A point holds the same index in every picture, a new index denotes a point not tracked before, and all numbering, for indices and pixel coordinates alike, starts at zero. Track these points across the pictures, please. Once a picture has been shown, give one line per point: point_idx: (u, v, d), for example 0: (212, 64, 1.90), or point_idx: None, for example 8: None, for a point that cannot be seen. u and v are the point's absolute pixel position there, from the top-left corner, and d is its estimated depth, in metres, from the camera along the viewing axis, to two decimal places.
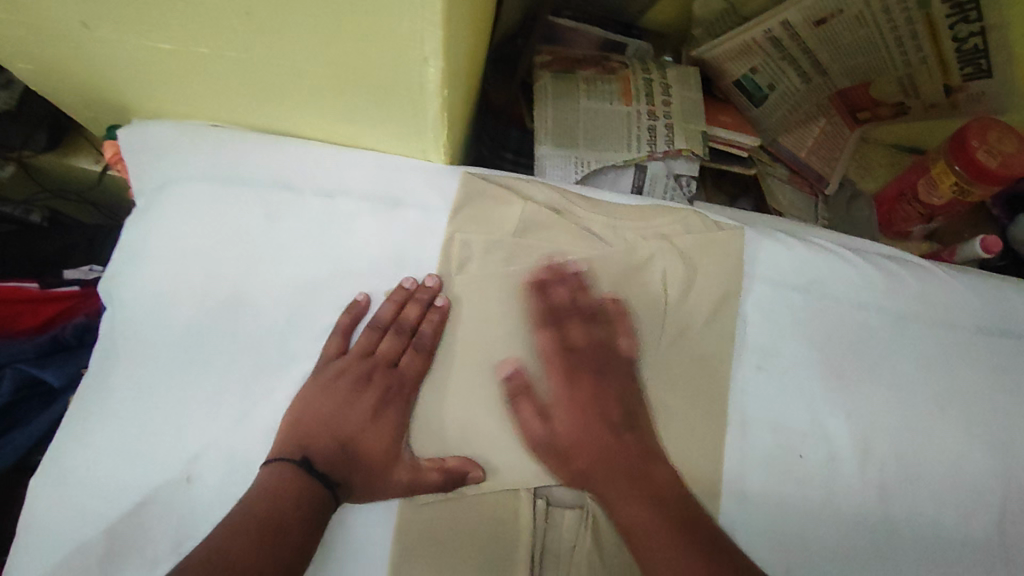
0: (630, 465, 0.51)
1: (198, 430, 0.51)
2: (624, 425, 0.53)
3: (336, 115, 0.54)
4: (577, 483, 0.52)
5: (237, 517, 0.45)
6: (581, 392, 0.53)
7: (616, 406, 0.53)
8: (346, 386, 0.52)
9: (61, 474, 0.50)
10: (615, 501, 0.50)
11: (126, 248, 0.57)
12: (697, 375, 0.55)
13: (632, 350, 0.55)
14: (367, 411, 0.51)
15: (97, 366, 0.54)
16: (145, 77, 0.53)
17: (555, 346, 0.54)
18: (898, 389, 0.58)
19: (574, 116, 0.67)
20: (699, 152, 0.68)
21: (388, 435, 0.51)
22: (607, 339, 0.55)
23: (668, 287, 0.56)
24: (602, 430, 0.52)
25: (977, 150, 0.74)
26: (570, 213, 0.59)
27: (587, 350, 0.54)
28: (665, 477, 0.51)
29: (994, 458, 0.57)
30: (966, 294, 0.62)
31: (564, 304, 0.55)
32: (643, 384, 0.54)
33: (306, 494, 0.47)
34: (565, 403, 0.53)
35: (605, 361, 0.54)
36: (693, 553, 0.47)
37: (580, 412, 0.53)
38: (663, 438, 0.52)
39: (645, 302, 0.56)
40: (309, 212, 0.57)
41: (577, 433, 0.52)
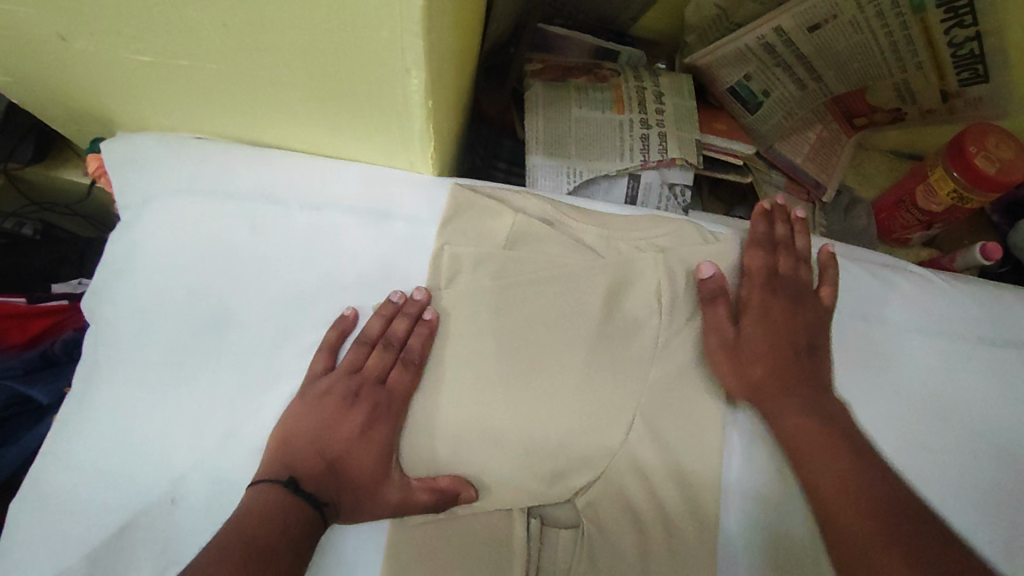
0: (811, 384, 0.53)
1: (182, 449, 0.50)
2: (806, 351, 0.55)
3: (322, 126, 0.53)
4: (751, 394, 0.53)
5: (220, 540, 0.43)
6: (778, 317, 0.55)
7: (806, 332, 0.55)
8: (332, 403, 0.51)
9: (43, 496, 0.49)
10: (782, 415, 0.52)
11: (108, 263, 0.56)
12: (808, 309, 0.56)
13: (833, 294, 0.58)
14: (355, 428, 0.50)
15: (80, 384, 0.53)
16: (127, 90, 0.52)
17: (763, 265, 0.57)
18: (899, 401, 0.57)
19: (565, 125, 0.67)
20: (693, 161, 0.66)
21: (375, 453, 0.50)
22: (806, 280, 0.58)
23: (786, 231, 0.60)
24: (787, 350, 0.54)
25: (976, 156, 0.73)
26: (563, 223, 0.58)
27: (789, 278, 0.58)
28: (835, 407, 0.52)
29: (998, 470, 0.56)
30: (966, 302, 0.61)
31: (778, 235, 0.60)
32: (763, 315, 0.55)
33: (291, 516, 0.45)
34: (754, 326, 0.55)
35: (800, 296, 0.57)
36: (827, 455, 0.49)
37: (768, 330, 0.55)
38: (787, 360, 0.54)
39: (825, 251, 0.60)
40: (296, 225, 0.55)
41: (768, 370, 0.53)
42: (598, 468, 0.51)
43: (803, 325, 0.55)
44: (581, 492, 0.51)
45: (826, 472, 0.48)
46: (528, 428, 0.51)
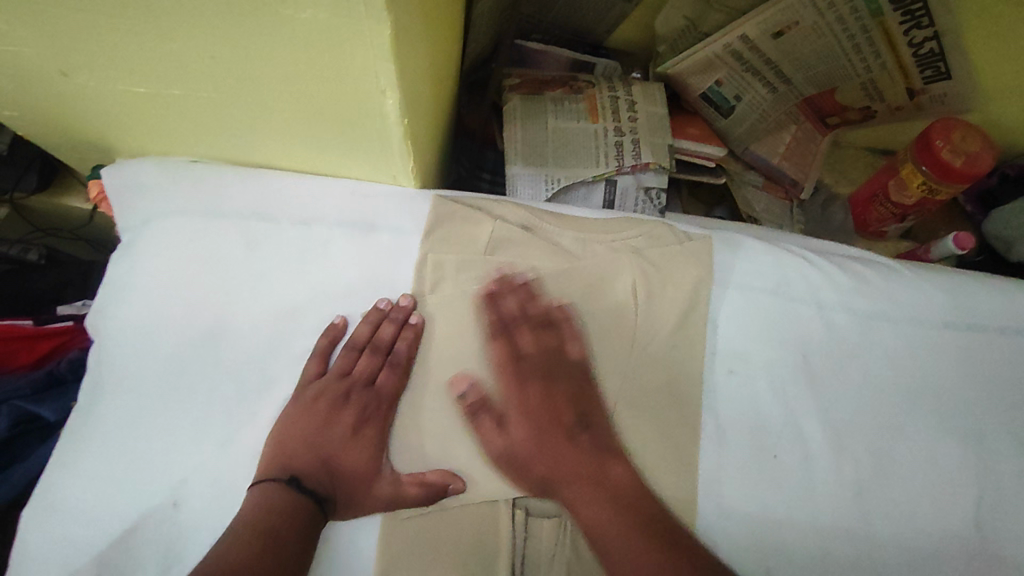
0: (591, 455, 0.53)
1: (184, 456, 0.53)
2: (577, 425, 0.55)
3: (308, 146, 0.56)
4: (538, 485, 0.54)
5: (231, 538, 0.46)
6: (532, 397, 0.56)
7: (569, 405, 0.55)
8: (324, 406, 0.53)
9: (52, 504, 0.52)
10: (578, 496, 0.52)
11: (111, 282, 0.59)
12: (566, 385, 0.56)
13: (582, 351, 0.57)
14: (348, 429, 0.53)
15: (85, 398, 0.55)
16: (126, 119, 0.55)
17: (555, 351, 0.57)
18: (869, 387, 0.59)
19: (542, 135, 0.70)
20: (666, 164, 0.69)
21: (365, 451, 0.52)
22: (630, 341, 0.57)
23: (517, 304, 0.57)
24: (551, 430, 0.55)
25: (941, 150, 0.76)
26: (541, 229, 0.61)
27: (537, 356, 0.56)
28: (619, 474, 0.53)
29: (967, 450, 0.58)
30: (933, 291, 0.63)
31: (519, 310, 0.57)
32: (520, 407, 0.56)
33: (295, 510, 0.48)
34: (518, 415, 0.55)
35: (552, 368, 0.56)
36: (624, 547, 0.49)
37: (533, 421, 0.55)
38: (555, 451, 0.54)
39: (557, 309, 0.58)
40: (287, 240, 0.58)
41: (531, 435, 0.55)
42: (578, 463, 0.54)
43: (562, 401, 0.55)
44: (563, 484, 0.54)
45: (593, 512, 0.51)
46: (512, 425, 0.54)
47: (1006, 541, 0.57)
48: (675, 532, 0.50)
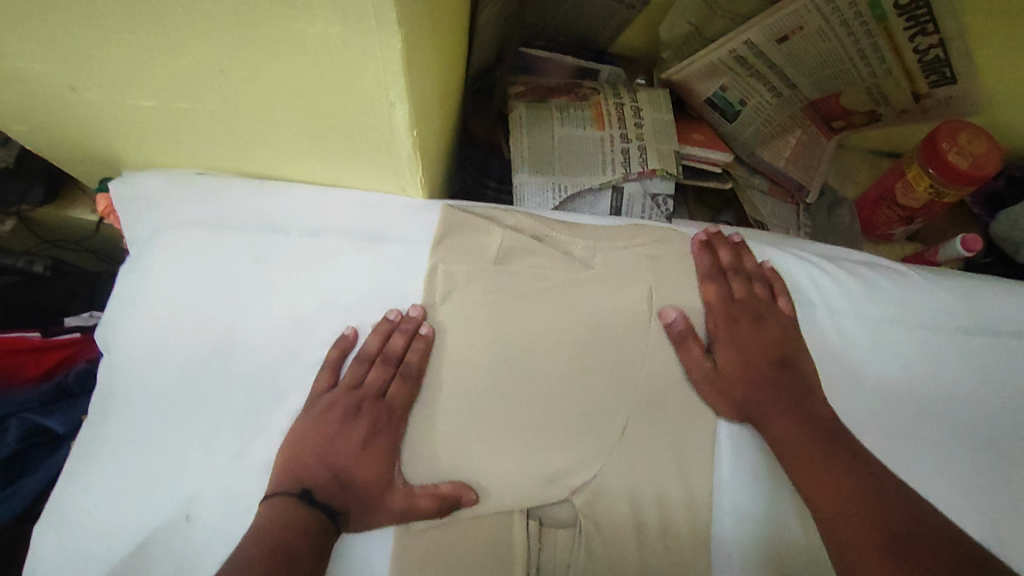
0: (790, 392, 0.55)
1: (195, 470, 0.53)
2: (779, 364, 0.57)
3: (317, 157, 0.56)
4: (739, 411, 0.56)
5: (244, 551, 0.46)
6: (768, 331, 0.59)
7: (775, 346, 0.58)
8: (336, 418, 0.53)
9: (64, 518, 0.52)
10: (772, 419, 0.54)
11: (120, 295, 0.59)
12: (772, 326, 0.59)
13: (791, 306, 0.60)
14: (359, 440, 0.53)
15: (97, 411, 0.56)
16: (135, 133, 0.56)
17: (718, 295, 0.60)
18: (882, 393, 0.59)
19: (549, 143, 0.70)
20: (673, 171, 0.69)
21: (376, 463, 0.52)
22: (763, 296, 0.60)
23: (732, 256, 0.62)
24: (759, 365, 0.57)
25: (948, 152, 0.76)
26: (549, 237, 0.61)
27: (749, 301, 0.59)
28: (821, 411, 0.54)
29: (981, 455, 0.58)
30: (944, 296, 0.63)
31: (724, 261, 0.62)
32: (731, 339, 0.58)
33: (308, 524, 0.48)
34: (723, 339, 0.58)
35: (760, 313, 0.59)
36: (811, 474, 0.51)
37: (743, 355, 0.58)
38: (761, 381, 0.56)
39: (768, 266, 0.63)
40: (296, 251, 0.58)
41: (739, 362, 0.57)
42: (592, 471, 0.54)
43: (769, 340, 0.58)
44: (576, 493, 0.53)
45: (781, 435, 0.53)
46: (524, 434, 0.54)
47: None
48: (881, 478, 0.50)
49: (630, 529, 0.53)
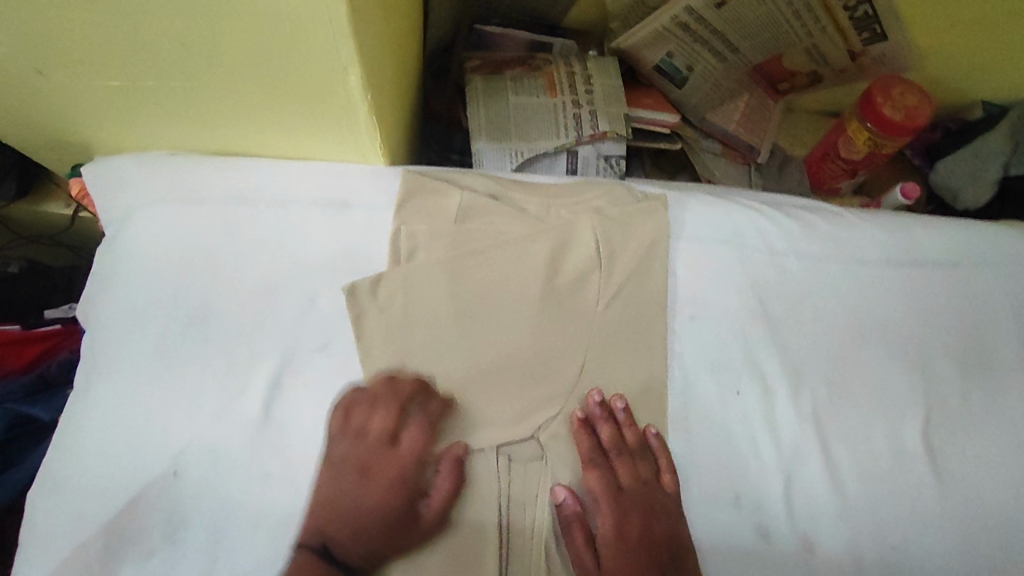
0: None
1: (179, 429, 0.56)
2: (670, 563, 0.54)
3: (280, 128, 0.59)
4: None
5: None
6: (631, 528, 0.56)
7: (666, 538, 0.55)
8: (350, 473, 0.54)
9: (56, 484, 0.55)
10: None
11: (97, 274, 0.61)
12: (661, 513, 0.56)
13: (675, 481, 0.58)
14: (378, 483, 0.54)
15: (79, 385, 0.58)
16: (103, 114, 0.58)
17: (604, 485, 0.57)
18: (822, 323, 0.64)
19: (504, 110, 0.72)
20: (623, 132, 0.72)
21: (389, 497, 0.53)
22: (648, 476, 0.58)
23: (612, 433, 0.58)
24: (648, 564, 0.54)
25: (883, 107, 0.82)
26: (506, 196, 0.64)
27: (635, 489, 0.57)
28: None
29: (914, 375, 0.64)
30: (874, 231, 0.68)
31: (606, 442, 0.58)
32: (620, 539, 0.55)
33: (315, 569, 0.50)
34: (613, 541, 0.55)
35: (652, 504, 0.57)
36: None
37: (626, 547, 0.55)
38: None
39: (653, 435, 0.60)
40: (265, 221, 0.61)
41: (622, 560, 0.54)
42: (554, 408, 0.59)
43: (663, 537, 0.55)
44: (541, 430, 0.59)
45: None
46: (492, 374, 0.60)
47: (950, 453, 0.63)
48: None
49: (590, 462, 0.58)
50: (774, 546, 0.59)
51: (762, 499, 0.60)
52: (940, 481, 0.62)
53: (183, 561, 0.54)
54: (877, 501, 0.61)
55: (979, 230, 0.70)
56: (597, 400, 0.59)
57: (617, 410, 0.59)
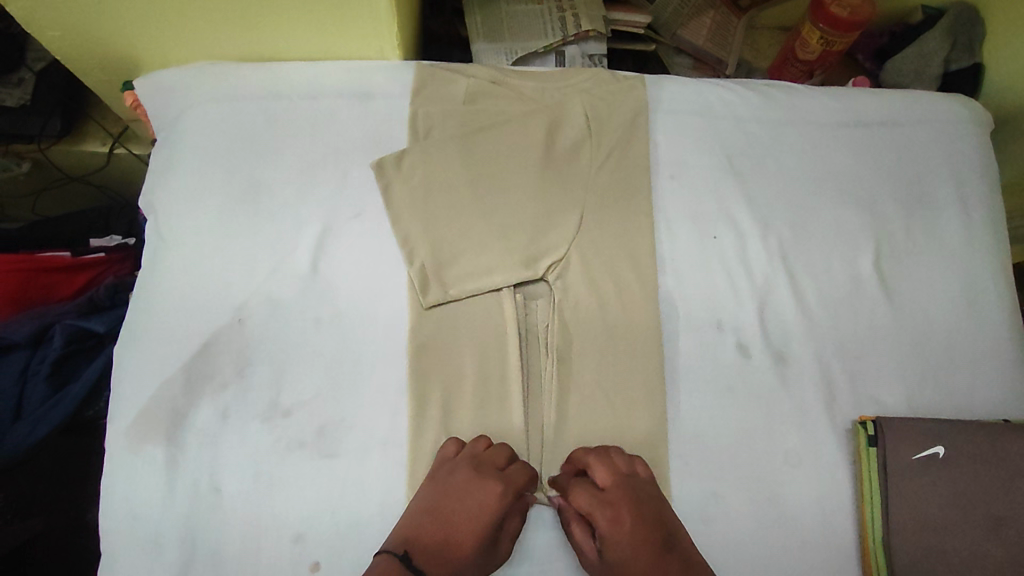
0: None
1: (240, 286, 0.65)
2: (666, 544, 0.56)
3: (310, 24, 0.68)
4: None
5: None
6: (626, 529, 0.57)
7: (655, 528, 0.57)
8: (459, 482, 0.58)
9: (139, 337, 0.64)
10: None
11: (158, 166, 0.70)
12: (652, 507, 0.59)
13: (648, 469, 0.62)
14: (470, 535, 0.56)
15: (150, 259, 0.67)
16: (159, 22, 0.67)
17: (588, 495, 0.59)
18: (784, 178, 0.75)
19: (498, 18, 0.82)
20: (604, 32, 0.82)
21: (479, 535, 0.56)
22: (628, 476, 0.60)
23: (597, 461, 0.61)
24: (647, 552, 0.56)
25: (831, 7, 0.92)
26: (506, 82, 0.74)
27: (619, 489, 0.59)
28: None
29: (865, 215, 0.74)
30: (826, 99, 0.78)
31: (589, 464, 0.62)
32: (618, 535, 0.57)
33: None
34: (613, 537, 0.57)
35: (635, 496, 0.59)
36: None
37: (625, 540, 0.57)
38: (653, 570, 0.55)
39: (643, 464, 0.62)
40: (300, 112, 0.71)
41: (624, 553, 0.56)
42: (560, 253, 0.68)
43: (654, 522, 0.57)
44: (549, 272, 0.68)
45: None
46: (503, 229, 0.69)
47: (902, 279, 0.72)
48: None
49: (592, 298, 0.68)
50: (752, 362, 0.68)
51: (740, 324, 0.69)
52: (893, 302, 0.71)
53: (251, 392, 0.62)
54: (839, 320, 0.71)
55: (921, 97, 0.80)
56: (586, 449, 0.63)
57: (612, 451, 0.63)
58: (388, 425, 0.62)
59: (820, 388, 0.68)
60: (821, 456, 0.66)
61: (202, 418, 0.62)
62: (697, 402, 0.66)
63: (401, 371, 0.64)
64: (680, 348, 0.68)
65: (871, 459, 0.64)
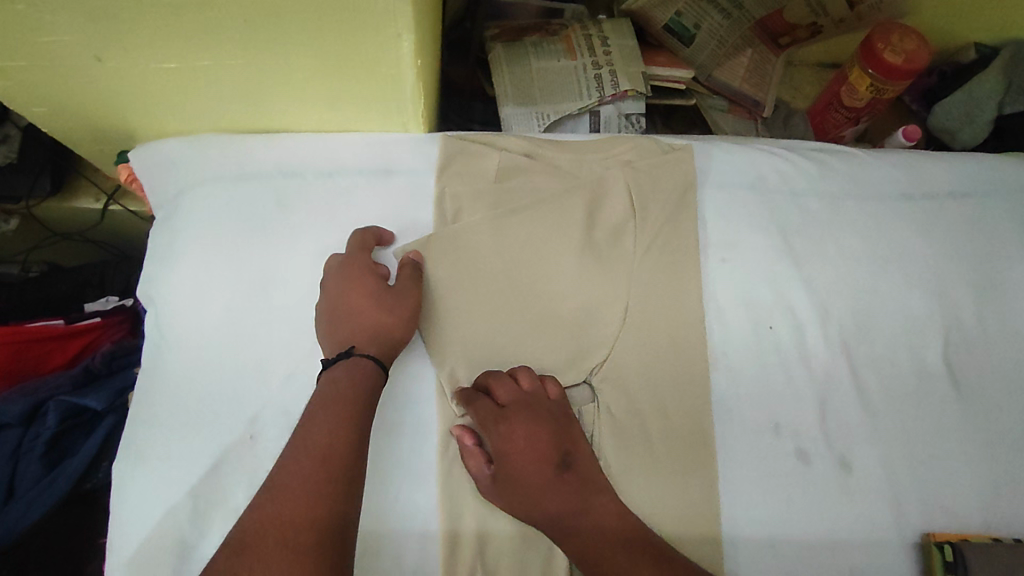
0: (572, 502, 0.53)
1: (252, 395, 0.59)
2: (562, 464, 0.55)
3: (327, 103, 0.62)
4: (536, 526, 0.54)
5: (290, 466, 0.47)
6: (519, 446, 0.55)
7: (553, 448, 0.55)
8: (326, 282, 0.59)
9: (141, 455, 0.57)
10: (576, 538, 0.53)
11: (156, 255, 0.64)
12: (550, 422, 0.56)
13: (557, 387, 0.59)
14: (366, 300, 0.57)
15: (150, 359, 0.61)
16: (158, 100, 0.60)
17: (487, 409, 0.56)
18: (843, 257, 0.68)
19: (528, 76, 0.76)
20: (644, 91, 0.75)
21: (369, 295, 0.57)
22: (530, 391, 0.58)
23: (499, 380, 0.58)
24: (544, 471, 0.54)
25: (883, 52, 0.84)
26: (541, 156, 0.68)
27: (517, 405, 0.56)
28: (607, 507, 0.54)
29: (932, 299, 0.68)
30: (883, 167, 0.72)
31: (483, 377, 0.59)
32: (514, 452, 0.55)
33: (367, 371, 0.54)
34: (507, 456, 0.55)
35: (534, 412, 0.56)
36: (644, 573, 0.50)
37: (518, 460, 0.54)
38: (545, 491, 0.53)
39: (529, 373, 0.59)
40: (314, 193, 0.64)
41: (517, 473, 0.54)
42: (604, 353, 0.62)
43: (551, 442, 0.55)
44: (591, 373, 0.62)
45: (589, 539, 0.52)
46: (541, 326, 0.63)
47: (971, 370, 0.66)
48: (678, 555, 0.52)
49: (642, 402, 0.61)
50: (811, 467, 0.61)
51: (798, 425, 0.63)
52: (964, 398, 0.65)
53: None
54: (905, 419, 0.64)
55: (987, 163, 0.73)
56: (488, 371, 0.59)
57: (495, 373, 0.59)
58: (417, 556, 0.55)
59: (885, 499, 0.61)
60: None
61: (209, 552, 0.55)
62: (755, 516, 0.60)
63: (429, 496, 0.56)
64: (733, 456, 0.61)
65: None
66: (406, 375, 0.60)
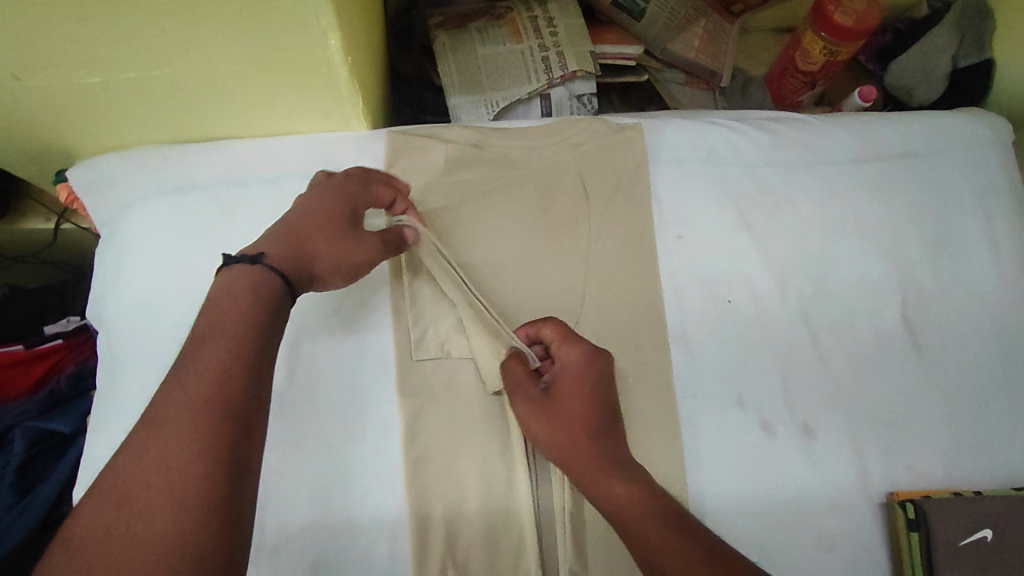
0: (614, 450, 0.51)
1: None
2: (614, 415, 0.54)
3: (264, 107, 0.61)
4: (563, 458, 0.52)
5: (166, 405, 0.40)
6: (584, 376, 0.54)
7: (612, 396, 0.55)
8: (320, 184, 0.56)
9: None
10: (603, 483, 0.50)
11: (104, 274, 0.62)
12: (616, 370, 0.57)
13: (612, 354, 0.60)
14: (319, 219, 0.52)
15: (105, 380, 0.60)
16: (89, 116, 0.59)
17: (563, 332, 0.56)
18: (798, 224, 0.68)
19: (475, 63, 0.75)
20: (592, 70, 0.75)
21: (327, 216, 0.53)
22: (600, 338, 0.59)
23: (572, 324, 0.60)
24: (599, 410, 0.53)
25: (834, 14, 0.83)
26: (490, 145, 0.67)
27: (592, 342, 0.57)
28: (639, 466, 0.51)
29: (888, 261, 0.68)
30: (836, 130, 0.72)
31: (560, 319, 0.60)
32: (578, 378, 0.54)
33: (265, 291, 0.47)
34: (569, 381, 0.54)
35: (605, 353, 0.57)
36: (641, 519, 0.47)
37: (582, 386, 0.54)
38: (595, 426, 0.52)
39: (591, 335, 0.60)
40: (260, 199, 0.63)
41: (575, 398, 0.53)
42: None
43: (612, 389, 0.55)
44: None
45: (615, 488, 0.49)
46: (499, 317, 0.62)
47: (930, 329, 0.67)
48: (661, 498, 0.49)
49: None
50: (775, 437, 0.62)
51: (761, 396, 0.63)
52: (923, 357, 0.66)
53: None
54: (866, 382, 0.65)
55: (940, 119, 0.74)
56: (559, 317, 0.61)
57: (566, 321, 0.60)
58: (387, 556, 0.55)
59: (849, 461, 0.62)
60: (855, 537, 0.60)
61: None
62: (722, 488, 0.60)
63: (396, 496, 0.56)
64: (699, 432, 0.61)
65: (914, 543, 0.58)
66: (364, 377, 0.59)
